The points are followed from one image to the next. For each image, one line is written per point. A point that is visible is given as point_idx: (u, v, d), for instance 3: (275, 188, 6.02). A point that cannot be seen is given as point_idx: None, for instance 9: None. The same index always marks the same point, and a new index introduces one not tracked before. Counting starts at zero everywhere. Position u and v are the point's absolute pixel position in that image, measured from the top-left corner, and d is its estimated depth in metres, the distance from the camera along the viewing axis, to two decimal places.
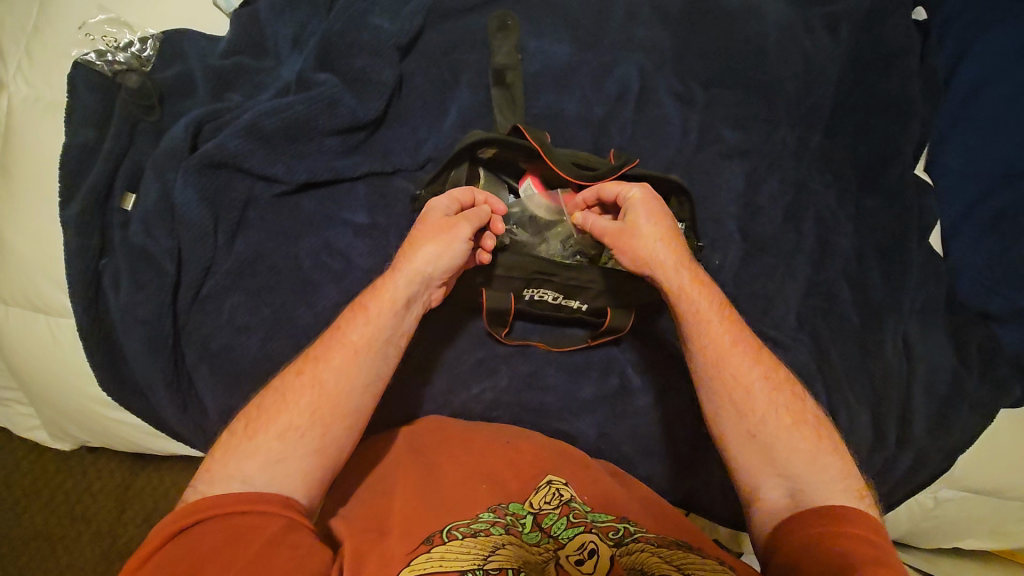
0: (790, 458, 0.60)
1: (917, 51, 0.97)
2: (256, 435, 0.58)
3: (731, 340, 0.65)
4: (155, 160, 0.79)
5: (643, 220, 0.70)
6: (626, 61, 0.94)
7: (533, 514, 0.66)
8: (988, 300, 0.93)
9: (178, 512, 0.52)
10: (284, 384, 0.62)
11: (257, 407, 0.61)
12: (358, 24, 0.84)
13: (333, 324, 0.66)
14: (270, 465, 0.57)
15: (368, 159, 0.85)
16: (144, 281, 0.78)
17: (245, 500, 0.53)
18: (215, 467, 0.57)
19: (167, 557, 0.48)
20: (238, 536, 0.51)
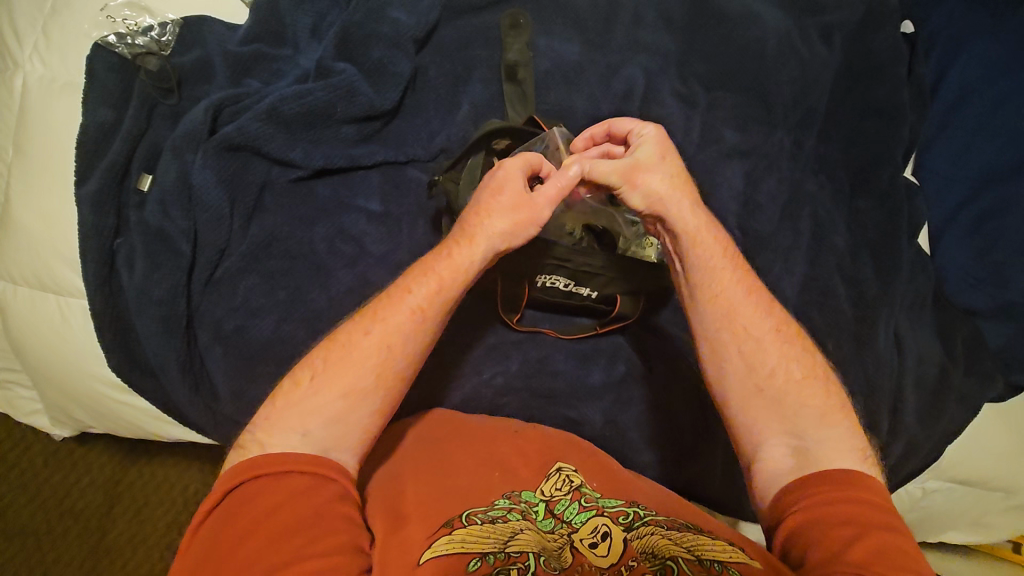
0: (802, 412, 0.63)
1: (906, 61, 1.02)
2: (321, 390, 0.59)
3: (745, 293, 0.69)
4: (173, 142, 0.80)
5: (654, 160, 0.72)
6: (633, 62, 0.98)
7: (545, 501, 0.64)
8: (973, 296, 0.98)
9: (243, 463, 0.55)
10: (351, 341, 0.62)
11: (323, 360, 0.61)
12: (376, 16, 0.86)
13: (398, 284, 0.66)
14: (331, 423, 0.58)
15: (383, 148, 0.87)
16: (160, 261, 0.79)
17: (300, 462, 0.55)
18: (276, 416, 0.58)
19: (223, 515, 0.52)
20: (289, 499, 0.53)
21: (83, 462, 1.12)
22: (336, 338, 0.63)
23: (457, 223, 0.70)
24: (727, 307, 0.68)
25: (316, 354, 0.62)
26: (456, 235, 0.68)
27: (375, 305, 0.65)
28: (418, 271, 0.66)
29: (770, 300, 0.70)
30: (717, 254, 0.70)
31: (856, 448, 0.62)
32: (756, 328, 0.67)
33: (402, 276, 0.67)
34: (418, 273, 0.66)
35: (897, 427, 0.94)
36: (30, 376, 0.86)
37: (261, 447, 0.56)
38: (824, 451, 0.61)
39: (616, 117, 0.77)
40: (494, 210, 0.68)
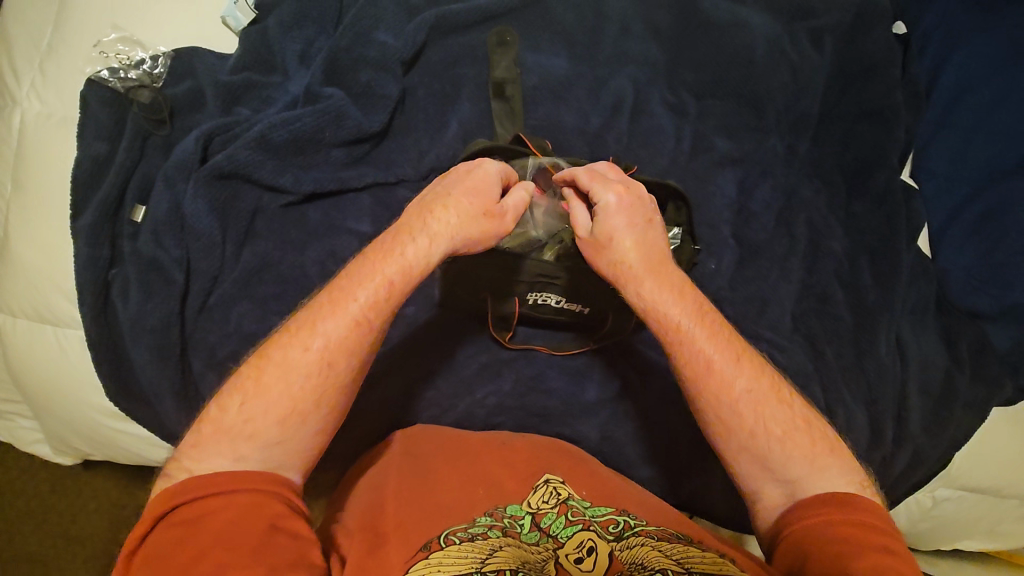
0: (790, 463, 0.61)
1: (899, 62, 1.01)
2: (254, 414, 0.56)
3: (717, 357, 0.65)
4: (165, 172, 0.81)
5: (621, 235, 0.69)
6: (620, 74, 0.98)
7: (531, 514, 0.62)
8: (977, 298, 0.96)
9: (179, 485, 0.53)
10: (288, 361, 0.58)
11: (255, 383, 0.58)
12: (362, 41, 0.87)
13: (333, 284, 0.63)
14: (270, 448, 0.56)
15: (373, 170, 0.88)
16: (154, 291, 0.80)
17: (242, 479, 0.53)
18: (203, 443, 0.55)
19: (167, 536, 0.50)
20: (239, 518, 0.51)
21: (91, 486, 1.14)
22: (269, 359, 0.59)
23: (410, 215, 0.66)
24: (699, 370, 0.65)
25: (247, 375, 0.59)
26: (408, 225, 0.65)
27: (307, 314, 0.61)
28: (355, 268, 0.63)
29: (743, 353, 0.66)
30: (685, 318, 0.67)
31: (849, 484, 0.60)
32: (732, 385, 0.64)
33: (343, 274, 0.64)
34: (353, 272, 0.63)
35: (901, 437, 0.92)
36: (32, 405, 0.88)
37: (191, 475, 0.54)
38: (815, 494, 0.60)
39: (578, 173, 0.73)
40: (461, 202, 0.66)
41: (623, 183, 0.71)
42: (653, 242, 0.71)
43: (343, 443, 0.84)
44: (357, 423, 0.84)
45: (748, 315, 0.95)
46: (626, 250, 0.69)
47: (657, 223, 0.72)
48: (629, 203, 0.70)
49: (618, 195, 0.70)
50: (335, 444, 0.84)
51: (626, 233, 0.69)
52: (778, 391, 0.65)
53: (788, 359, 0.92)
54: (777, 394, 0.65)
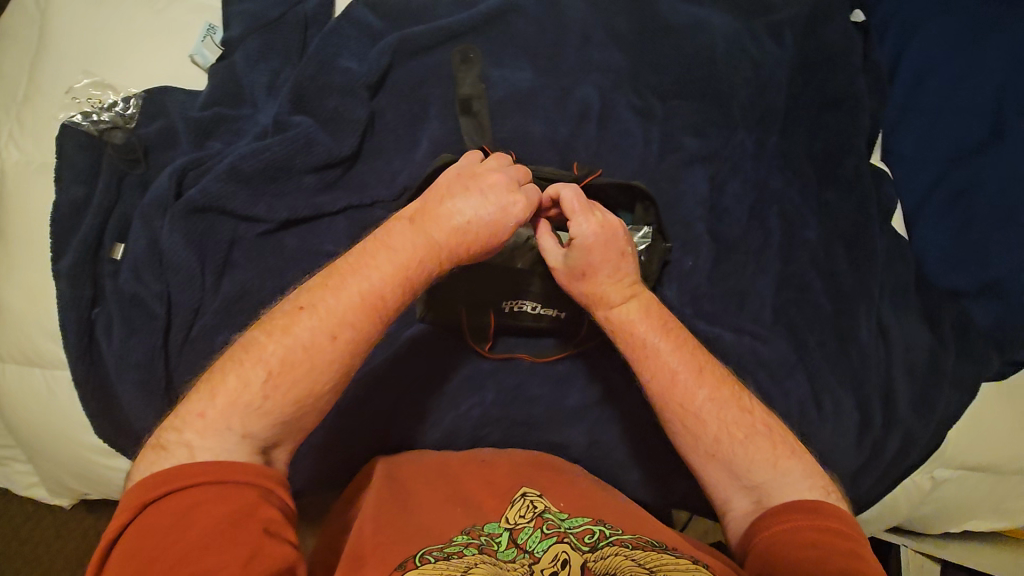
0: (753, 467, 0.64)
1: (859, 50, 1.04)
2: (272, 397, 0.56)
3: (680, 370, 0.68)
4: (142, 210, 0.82)
5: (599, 276, 0.72)
6: (585, 82, 1.00)
7: (508, 530, 0.63)
8: (956, 276, 0.96)
9: (170, 469, 0.51)
10: (316, 343, 0.58)
11: (279, 360, 0.57)
12: (328, 68, 0.89)
13: (355, 258, 0.63)
14: (276, 424, 0.56)
15: (347, 193, 0.90)
16: (136, 326, 0.81)
17: (237, 471, 0.52)
18: (213, 415, 0.54)
19: (149, 526, 0.48)
20: (232, 515, 0.49)
21: (93, 529, 1.14)
22: (297, 336, 0.58)
23: (427, 203, 0.68)
24: (664, 383, 0.67)
25: (268, 342, 0.58)
26: (427, 211, 0.67)
27: (326, 284, 0.61)
28: (377, 250, 0.63)
29: (703, 359, 0.69)
30: (658, 341, 0.69)
31: (812, 490, 0.62)
32: (694, 396, 0.66)
33: (362, 251, 0.63)
34: (373, 250, 0.63)
35: (891, 420, 0.92)
36: (25, 448, 0.89)
37: (190, 452, 0.53)
38: (780, 498, 0.62)
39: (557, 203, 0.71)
40: (499, 202, 0.68)
41: (599, 216, 0.71)
42: (631, 273, 0.73)
43: (334, 465, 0.85)
44: (346, 444, 0.84)
45: (728, 309, 0.95)
46: (603, 287, 0.72)
47: (633, 253, 0.74)
48: (607, 240, 0.71)
49: (596, 232, 0.70)
50: (325, 468, 0.85)
51: (603, 272, 0.72)
52: (737, 398, 0.67)
53: (771, 350, 0.92)
54: (736, 401, 0.67)
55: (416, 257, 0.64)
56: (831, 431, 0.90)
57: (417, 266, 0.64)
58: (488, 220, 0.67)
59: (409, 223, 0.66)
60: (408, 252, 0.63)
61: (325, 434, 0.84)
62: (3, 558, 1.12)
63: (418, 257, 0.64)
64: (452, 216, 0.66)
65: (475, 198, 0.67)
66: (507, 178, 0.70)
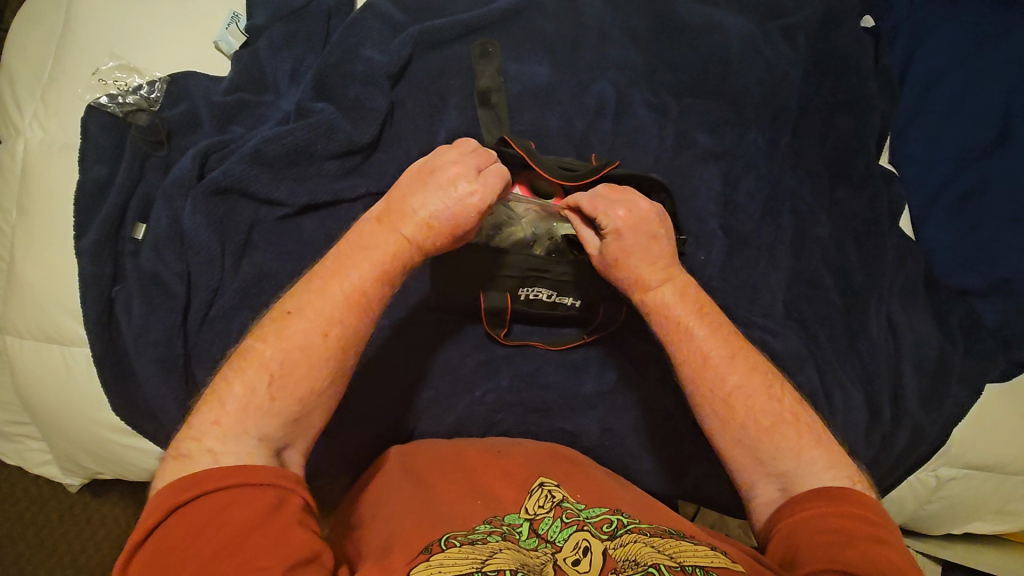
0: (778, 455, 0.64)
1: (870, 53, 1.06)
2: (279, 397, 0.57)
3: (713, 354, 0.68)
4: (164, 190, 0.83)
5: (633, 260, 0.73)
6: (601, 78, 1.02)
7: (529, 521, 0.63)
8: (964, 276, 0.98)
9: (196, 474, 0.52)
10: (311, 344, 0.59)
11: (278, 363, 0.58)
12: (350, 57, 0.91)
13: (336, 256, 0.64)
14: (286, 423, 0.58)
15: (366, 180, 0.91)
16: (156, 305, 0.81)
17: (261, 474, 0.53)
18: (228, 421, 0.55)
19: (177, 530, 0.49)
20: (260, 514, 0.50)
21: (98, 514, 1.14)
22: (292, 337, 0.59)
23: (390, 203, 0.68)
24: (697, 364, 0.68)
25: (263, 346, 0.59)
26: (392, 210, 0.67)
27: (310, 288, 0.62)
28: (354, 249, 0.65)
29: (734, 344, 0.70)
30: (691, 324, 0.70)
31: (836, 479, 0.63)
32: (724, 379, 0.67)
33: (338, 253, 0.65)
34: (350, 252, 0.65)
35: (900, 415, 0.93)
36: (40, 426, 0.89)
37: (213, 459, 0.53)
38: (805, 486, 0.63)
39: (584, 197, 0.75)
40: (457, 194, 0.67)
41: (629, 202, 0.74)
42: (667, 257, 0.74)
43: (347, 448, 0.85)
44: (360, 426, 0.85)
45: (740, 303, 0.96)
46: (639, 271, 0.73)
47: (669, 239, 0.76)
48: (639, 225, 0.73)
49: (628, 217, 0.73)
50: (339, 450, 0.85)
51: (637, 255, 0.73)
52: (768, 384, 0.68)
53: (782, 344, 0.93)
54: (766, 389, 0.67)
55: (391, 256, 0.65)
56: (842, 425, 0.90)
57: (395, 259, 0.65)
58: (450, 214, 0.67)
59: (377, 222, 0.66)
60: (384, 247, 0.65)
61: (340, 418, 0.84)
62: (6, 542, 1.12)
63: (391, 253, 0.65)
64: (417, 213, 0.66)
65: (438, 193, 0.67)
66: (464, 170, 0.68)
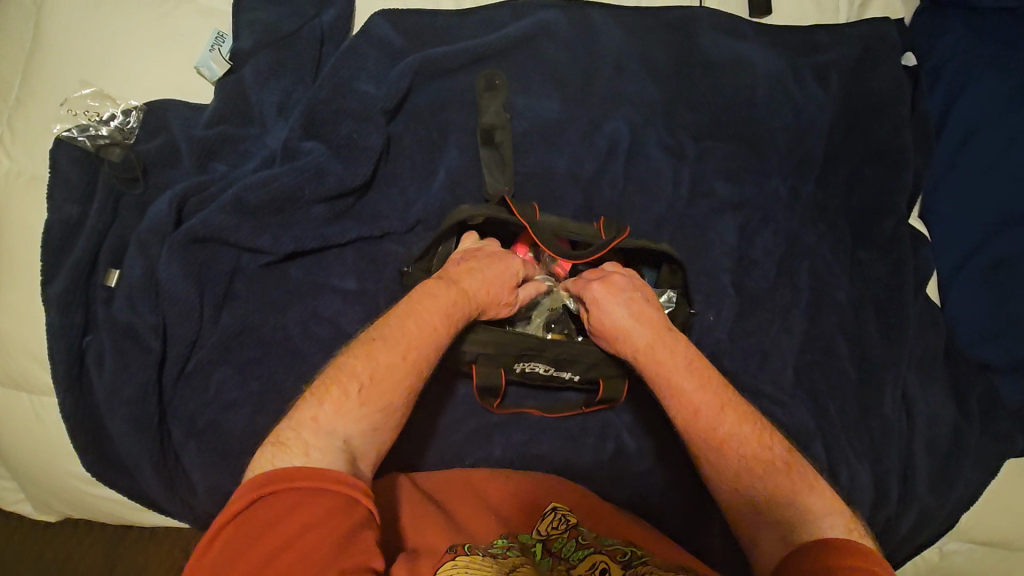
0: (771, 500, 0.63)
1: (906, 101, 0.99)
2: (366, 405, 0.59)
3: (699, 402, 0.69)
4: (139, 236, 0.77)
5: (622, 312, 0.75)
6: (615, 115, 0.95)
7: (542, 540, 0.68)
8: (988, 349, 0.92)
9: (282, 470, 0.51)
10: (393, 365, 0.62)
11: (368, 375, 0.61)
12: (344, 90, 0.83)
13: (420, 291, 0.69)
14: (367, 433, 0.59)
15: (357, 224, 0.85)
16: (128, 360, 0.76)
17: (329, 479, 0.51)
18: (324, 420, 0.57)
19: (247, 532, 0.47)
20: (327, 517, 0.48)
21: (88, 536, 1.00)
22: (380, 358, 0.62)
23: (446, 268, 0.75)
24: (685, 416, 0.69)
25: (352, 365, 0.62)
26: (454, 269, 0.74)
27: (391, 320, 0.66)
28: (428, 294, 0.69)
29: (724, 396, 0.70)
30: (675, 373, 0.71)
31: (837, 525, 0.59)
32: (712, 426, 0.68)
33: (411, 295, 0.70)
34: (422, 295, 0.69)
35: (909, 497, 0.88)
36: (11, 469, 0.85)
37: (303, 450, 0.53)
38: (807, 534, 0.59)
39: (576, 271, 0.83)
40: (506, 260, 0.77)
41: (618, 270, 0.80)
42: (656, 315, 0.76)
43: None
44: None
45: (748, 369, 0.92)
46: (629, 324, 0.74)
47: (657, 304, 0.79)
48: (628, 285, 0.78)
49: (617, 279, 0.78)
50: None
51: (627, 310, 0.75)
52: (758, 435, 0.68)
53: (788, 416, 0.89)
54: (756, 438, 0.68)
55: (456, 303, 0.70)
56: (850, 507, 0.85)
57: (464, 308, 0.70)
58: (504, 274, 0.76)
59: (442, 276, 0.72)
60: (451, 295, 0.70)
61: None
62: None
63: (459, 301, 0.70)
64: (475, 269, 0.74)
65: (491, 259, 0.76)
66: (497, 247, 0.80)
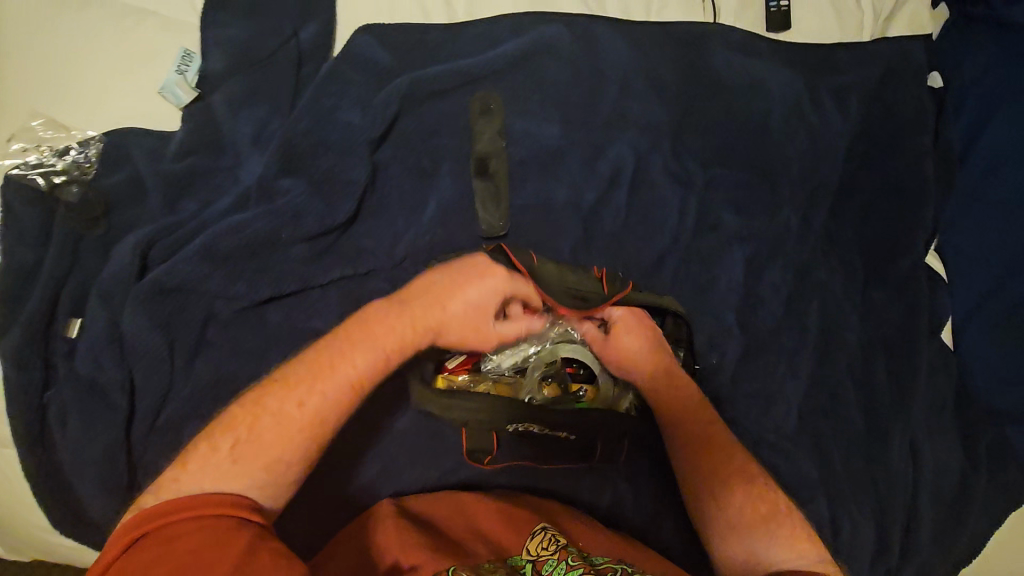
0: (762, 534, 0.63)
1: (930, 128, 0.93)
2: (237, 459, 0.55)
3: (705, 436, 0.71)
4: (102, 285, 0.72)
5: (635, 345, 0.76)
6: (619, 141, 0.88)
7: (531, 563, 0.62)
8: (999, 397, 0.89)
9: (153, 509, 0.50)
10: (288, 410, 0.58)
11: (252, 425, 0.57)
12: (323, 121, 0.77)
13: (365, 315, 0.65)
14: (248, 487, 0.54)
15: (340, 262, 0.78)
16: (97, 417, 0.72)
17: (207, 504, 0.51)
18: (186, 477, 0.53)
19: (126, 570, 0.46)
20: (213, 540, 0.48)
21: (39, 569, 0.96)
22: (269, 405, 0.58)
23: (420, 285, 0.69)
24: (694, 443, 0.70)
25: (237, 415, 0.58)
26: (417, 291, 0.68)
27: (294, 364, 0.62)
28: (370, 326, 0.64)
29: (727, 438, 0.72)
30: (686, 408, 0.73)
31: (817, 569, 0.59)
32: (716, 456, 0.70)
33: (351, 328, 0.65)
34: (361, 328, 0.64)
35: (909, 547, 0.86)
36: None
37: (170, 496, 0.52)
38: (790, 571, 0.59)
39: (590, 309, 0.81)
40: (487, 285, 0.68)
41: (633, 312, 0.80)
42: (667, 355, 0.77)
43: None
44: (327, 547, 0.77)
45: (751, 414, 0.88)
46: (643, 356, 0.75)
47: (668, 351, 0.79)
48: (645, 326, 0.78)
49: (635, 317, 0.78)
50: None
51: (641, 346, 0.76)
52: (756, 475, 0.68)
53: (790, 464, 0.86)
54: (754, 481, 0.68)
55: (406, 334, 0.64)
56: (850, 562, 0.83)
57: (409, 341, 0.64)
58: (481, 297, 0.68)
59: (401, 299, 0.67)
60: (402, 325, 0.65)
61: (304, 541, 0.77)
62: None
63: (412, 327, 0.65)
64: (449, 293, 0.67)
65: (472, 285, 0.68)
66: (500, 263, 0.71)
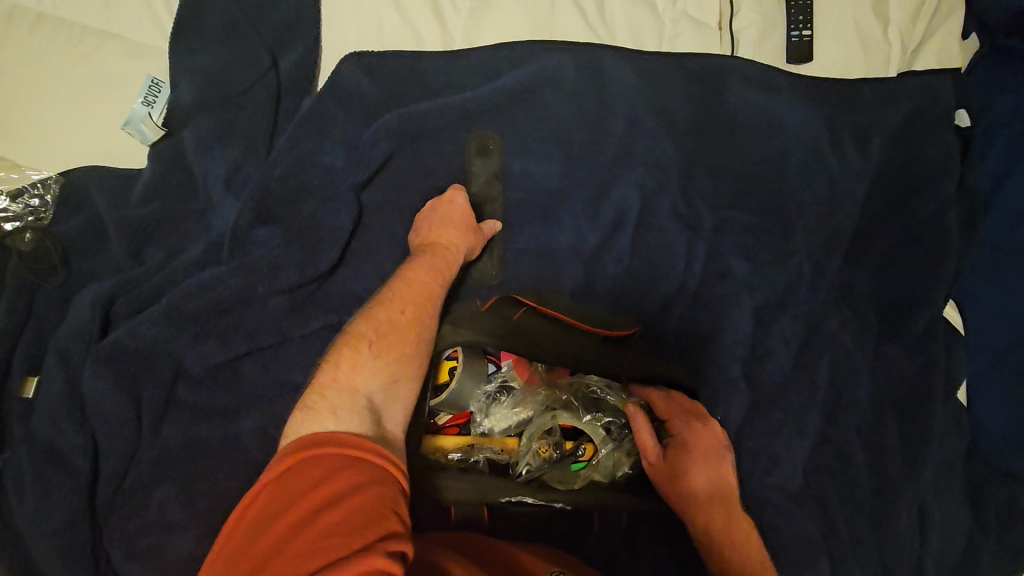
0: None
1: (955, 173, 0.87)
2: (379, 364, 0.59)
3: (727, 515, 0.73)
4: (59, 341, 0.66)
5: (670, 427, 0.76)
6: (626, 179, 0.81)
7: None
8: (1013, 460, 0.85)
9: (299, 441, 0.51)
10: (388, 324, 0.61)
11: (372, 338, 0.60)
12: (305, 163, 0.71)
13: (404, 278, 0.66)
14: (387, 386, 0.58)
15: (320, 313, 0.72)
16: (50, 485, 0.64)
17: (346, 441, 0.50)
18: (324, 405, 0.54)
19: (270, 510, 0.46)
20: (341, 494, 0.46)
21: None
22: (362, 333, 0.61)
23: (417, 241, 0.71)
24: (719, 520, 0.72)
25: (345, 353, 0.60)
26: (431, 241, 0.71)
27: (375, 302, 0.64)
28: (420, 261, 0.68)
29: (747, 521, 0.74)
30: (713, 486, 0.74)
31: None
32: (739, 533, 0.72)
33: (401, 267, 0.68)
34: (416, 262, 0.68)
35: None
36: None
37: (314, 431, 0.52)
38: None
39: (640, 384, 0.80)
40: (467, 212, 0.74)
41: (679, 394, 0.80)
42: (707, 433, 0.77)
43: None
44: None
45: (757, 474, 0.82)
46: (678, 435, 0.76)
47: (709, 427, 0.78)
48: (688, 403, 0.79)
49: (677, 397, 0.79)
50: None
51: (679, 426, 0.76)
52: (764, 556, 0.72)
53: (800, 528, 0.80)
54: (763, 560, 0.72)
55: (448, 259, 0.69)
56: None
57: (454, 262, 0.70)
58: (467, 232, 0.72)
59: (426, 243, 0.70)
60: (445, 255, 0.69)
61: None
62: None
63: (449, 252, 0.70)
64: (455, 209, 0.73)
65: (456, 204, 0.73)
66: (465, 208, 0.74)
